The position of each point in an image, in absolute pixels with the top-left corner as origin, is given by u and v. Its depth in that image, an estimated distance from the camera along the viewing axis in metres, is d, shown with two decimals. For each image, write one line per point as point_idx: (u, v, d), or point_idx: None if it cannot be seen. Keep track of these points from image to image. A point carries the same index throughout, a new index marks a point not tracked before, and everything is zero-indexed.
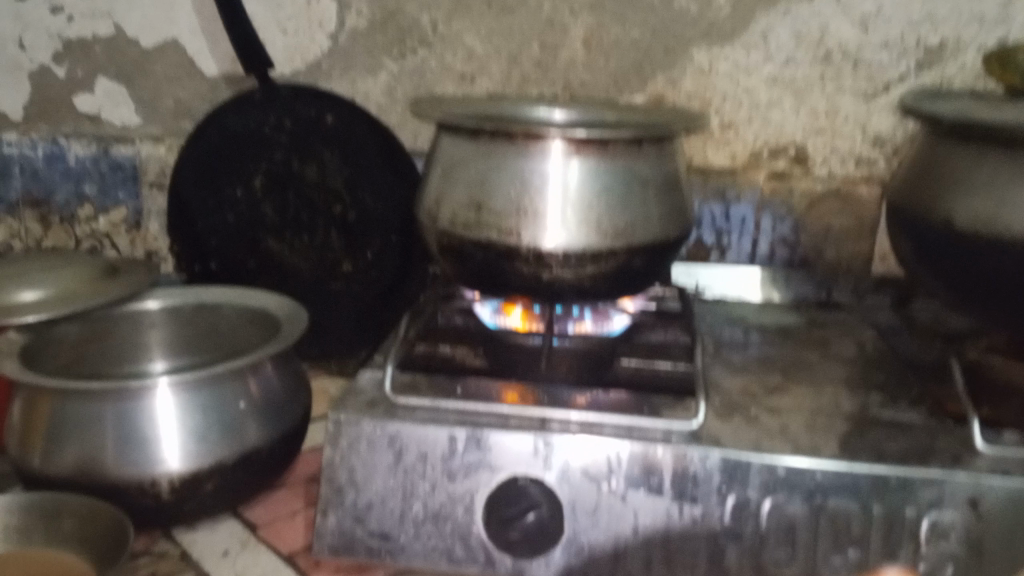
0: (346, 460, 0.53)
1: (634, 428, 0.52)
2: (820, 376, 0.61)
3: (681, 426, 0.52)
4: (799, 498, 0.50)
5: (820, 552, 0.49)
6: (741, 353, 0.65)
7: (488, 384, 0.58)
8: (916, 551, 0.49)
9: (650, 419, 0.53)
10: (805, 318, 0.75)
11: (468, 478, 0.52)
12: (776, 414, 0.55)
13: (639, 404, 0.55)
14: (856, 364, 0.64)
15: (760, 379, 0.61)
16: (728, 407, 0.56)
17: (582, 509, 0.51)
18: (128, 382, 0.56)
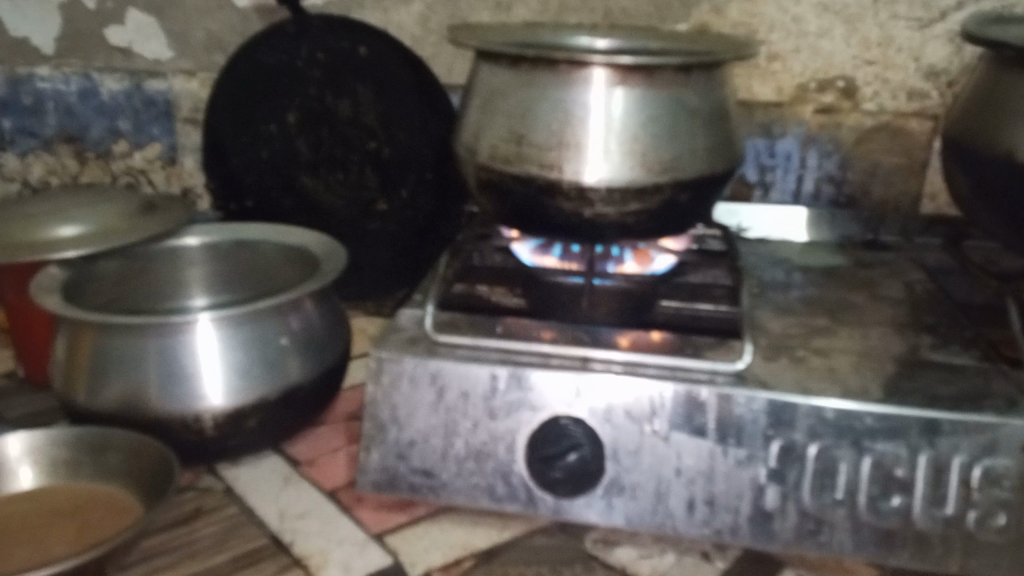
0: (388, 398, 0.53)
1: (678, 369, 0.52)
2: (868, 318, 0.60)
3: (727, 368, 0.51)
4: (846, 442, 0.49)
5: (866, 497, 0.49)
6: (785, 293, 0.64)
7: (530, 323, 0.57)
8: (966, 497, 0.48)
9: (695, 359, 0.52)
10: (852, 257, 0.73)
11: (510, 418, 0.52)
12: (823, 356, 0.54)
13: (683, 345, 0.54)
14: (905, 305, 0.62)
15: (806, 320, 0.60)
16: (773, 349, 0.55)
17: (624, 451, 0.51)
18: (170, 320, 0.56)
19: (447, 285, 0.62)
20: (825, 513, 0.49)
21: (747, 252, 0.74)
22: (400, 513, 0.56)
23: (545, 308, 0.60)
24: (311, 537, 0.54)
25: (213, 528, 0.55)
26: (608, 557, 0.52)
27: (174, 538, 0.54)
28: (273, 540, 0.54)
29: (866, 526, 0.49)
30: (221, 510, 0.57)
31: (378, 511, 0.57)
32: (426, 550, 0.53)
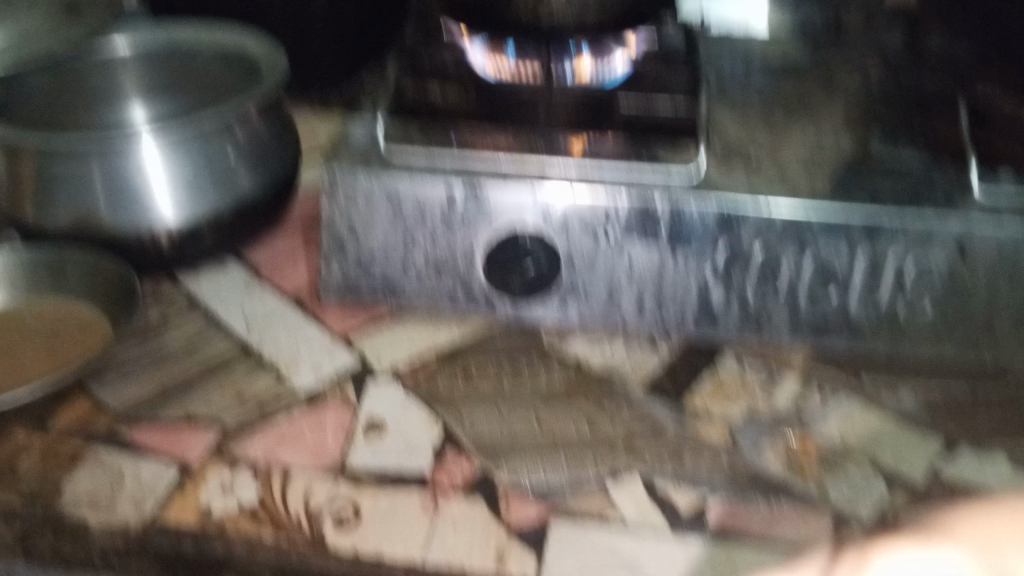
0: (345, 211, 0.53)
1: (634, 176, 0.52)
2: (822, 114, 0.60)
3: (681, 174, 0.52)
4: (791, 244, 0.51)
5: (804, 292, 0.52)
6: (742, 88, 0.63)
7: (486, 128, 0.56)
8: (899, 290, 0.51)
9: (650, 166, 0.52)
10: (811, 46, 0.72)
11: (467, 229, 0.53)
12: (775, 155, 0.55)
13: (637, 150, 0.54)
14: (861, 98, 0.62)
15: (762, 117, 0.60)
16: (728, 150, 0.55)
17: (579, 257, 0.53)
18: (111, 135, 0.54)
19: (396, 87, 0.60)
20: (765, 307, 0.52)
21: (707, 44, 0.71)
22: (361, 313, 0.58)
23: (496, 109, 0.58)
24: (279, 341, 0.56)
25: (180, 336, 0.57)
26: (561, 348, 0.54)
27: (146, 346, 0.56)
28: (240, 346, 0.56)
29: (804, 316, 0.52)
30: (187, 318, 0.59)
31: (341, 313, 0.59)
32: (391, 350, 0.55)
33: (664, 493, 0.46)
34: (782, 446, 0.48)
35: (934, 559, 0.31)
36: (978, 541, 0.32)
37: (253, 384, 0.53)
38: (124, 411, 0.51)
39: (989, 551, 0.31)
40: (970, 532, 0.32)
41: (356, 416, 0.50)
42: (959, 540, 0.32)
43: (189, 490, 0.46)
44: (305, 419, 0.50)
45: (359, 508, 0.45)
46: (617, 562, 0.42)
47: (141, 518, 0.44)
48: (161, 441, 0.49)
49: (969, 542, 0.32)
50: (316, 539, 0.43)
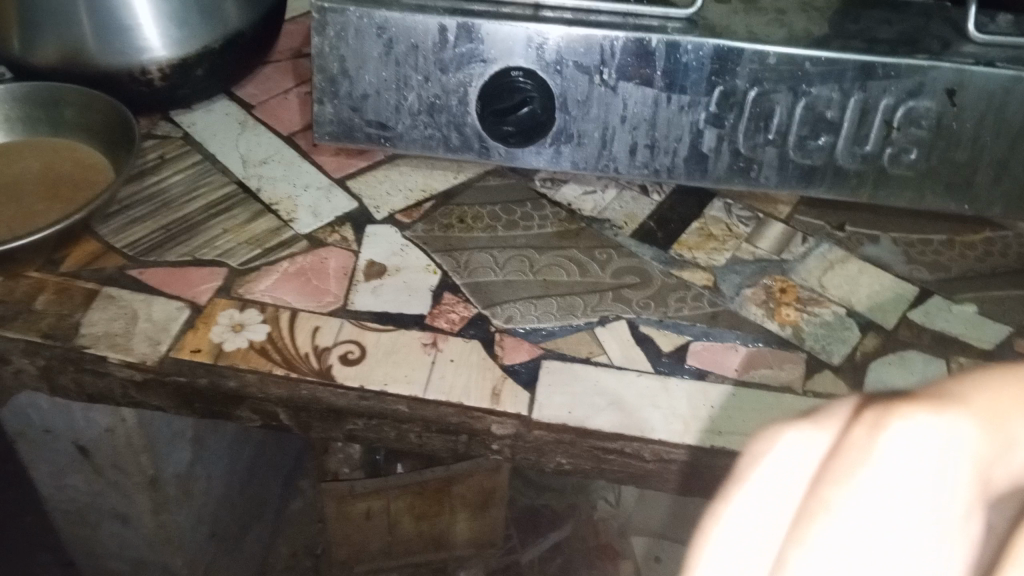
0: (336, 50, 0.52)
1: (630, 18, 0.51)
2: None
3: (678, 15, 0.51)
4: (784, 88, 0.51)
5: (795, 138, 0.52)
6: None
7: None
8: (886, 137, 0.52)
9: (647, 6, 0.51)
10: None
11: (460, 71, 0.52)
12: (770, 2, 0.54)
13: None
14: None
15: None
16: None
17: (573, 100, 0.52)
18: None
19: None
20: (757, 153, 0.53)
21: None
22: (358, 158, 0.60)
23: None
24: (277, 183, 0.58)
25: (181, 176, 0.58)
26: (554, 196, 0.57)
27: (145, 188, 0.57)
28: (239, 187, 0.57)
29: (792, 163, 0.53)
30: (184, 158, 0.59)
31: (337, 156, 0.60)
32: (389, 195, 0.57)
33: (648, 331, 0.49)
34: (762, 290, 0.51)
35: (946, 432, 0.20)
36: (996, 407, 0.20)
37: (255, 226, 0.54)
38: (131, 252, 0.52)
39: (1000, 425, 0.20)
40: (992, 397, 0.21)
41: (358, 258, 0.53)
42: (980, 408, 0.20)
43: (199, 328, 0.48)
44: (306, 258, 0.52)
45: (364, 346, 0.47)
46: (603, 399, 0.45)
47: (158, 354, 0.47)
48: (169, 280, 0.51)
49: (988, 409, 0.20)
50: (324, 368, 0.46)
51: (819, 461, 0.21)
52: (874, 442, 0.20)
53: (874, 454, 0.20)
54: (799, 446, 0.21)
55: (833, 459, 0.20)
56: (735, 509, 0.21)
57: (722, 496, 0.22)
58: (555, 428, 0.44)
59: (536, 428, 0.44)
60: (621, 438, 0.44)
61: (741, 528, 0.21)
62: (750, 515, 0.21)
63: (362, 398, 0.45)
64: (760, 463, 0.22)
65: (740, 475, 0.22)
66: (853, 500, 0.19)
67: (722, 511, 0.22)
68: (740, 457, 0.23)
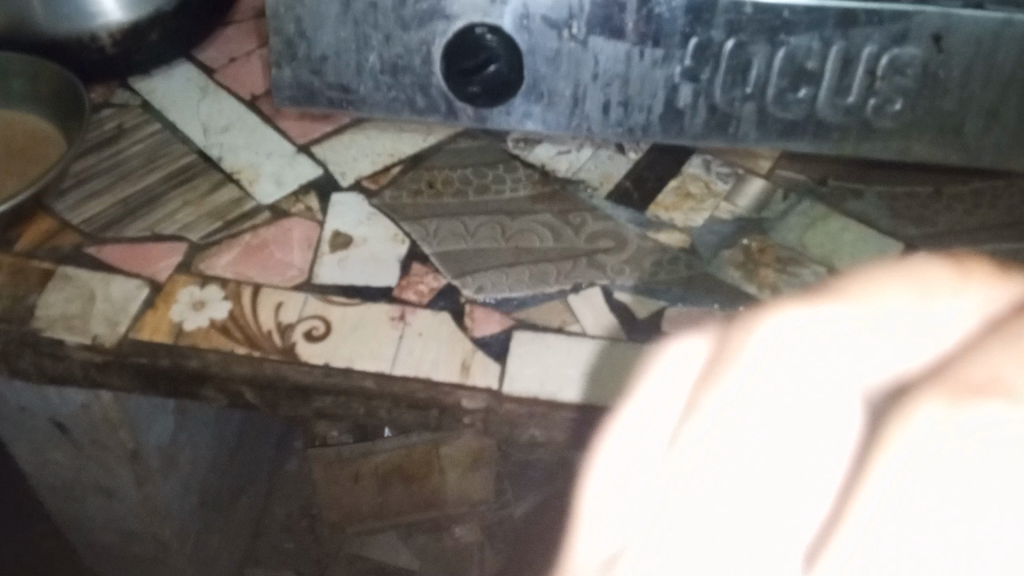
0: (292, 11, 0.50)
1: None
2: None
3: None
4: (763, 40, 0.48)
5: (775, 91, 0.50)
6: None
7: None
8: (868, 88, 0.49)
9: None
10: None
11: (423, 29, 0.49)
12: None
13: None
14: None
15: None
16: None
17: (542, 57, 0.50)
18: None
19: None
20: (734, 108, 0.51)
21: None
22: (324, 122, 0.57)
23: None
24: (239, 151, 0.55)
25: (139, 147, 0.55)
26: (528, 157, 0.55)
27: (103, 161, 0.54)
28: (200, 156, 0.55)
29: (772, 118, 0.51)
30: (144, 128, 0.57)
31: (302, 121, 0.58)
32: (355, 160, 0.55)
33: (623, 298, 0.47)
34: (740, 250, 0.49)
35: (825, 321, 0.19)
36: (883, 288, 0.19)
37: (216, 197, 0.52)
38: (88, 230, 0.50)
39: (887, 301, 0.19)
40: (882, 279, 0.19)
41: (322, 228, 0.51)
42: (865, 293, 0.19)
43: (159, 308, 0.47)
44: (269, 230, 0.50)
45: (329, 322, 0.46)
46: (576, 369, 0.44)
47: (116, 336, 0.45)
48: (129, 257, 0.49)
49: (874, 289, 0.19)
50: (288, 346, 0.45)
51: (698, 367, 0.20)
52: (748, 343, 0.19)
53: (743, 357, 0.19)
54: (684, 355, 0.21)
55: (708, 367, 0.20)
56: (617, 427, 0.21)
57: (616, 414, 0.22)
58: (527, 401, 0.43)
59: (507, 401, 0.43)
60: (594, 409, 0.43)
61: (626, 436, 0.21)
62: (633, 426, 0.21)
63: (328, 374, 0.44)
64: (645, 380, 0.21)
65: (629, 395, 0.22)
66: (723, 407, 0.19)
67: (609, 428, 0.22)
68: (638, 374, 0.22)
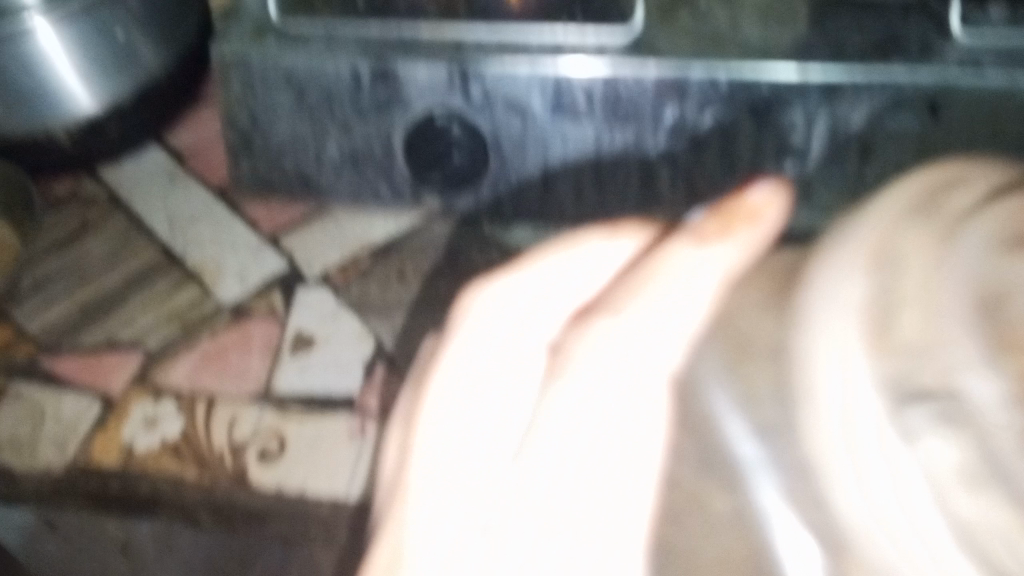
0: (244, 101, 0.47)
1: (562, 48, 0.46)
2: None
3: (618, 38, 0.46)
4: (745, 114, 0.44)
5: (764, 169, 0.45)
6: None
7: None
8: (863, 163, 0.45)
9: (579, 32, 0.46)
10: None
11: (381, 117, 0.46)
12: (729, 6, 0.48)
13: (582, 18, 0.47)
14: None
15: None
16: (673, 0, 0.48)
17: (507, 141, 0.47)
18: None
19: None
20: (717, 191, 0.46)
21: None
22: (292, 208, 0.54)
23: None
24: (202, 244, 0.52)
25: (102, 245, 0.53)
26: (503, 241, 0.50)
27: (65, 261, 0.52)
28: (163, 253, 0.52)
29: None
30: (107, 223, 0.54)
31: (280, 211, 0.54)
32: (322, 250, 0.52)
33: None
34: None
35: None
36: None
37: (176, 298, 0.50)
38: (44, 340, 0.48)
39: None
40: None
41: (283, 330, 0.48)
42: None
43: (111, 427, 0.44)
44: (228, 334, 0.48)
45: (283, 439, 0.43)
46: None
47: (65, 459, 0.43)
48: (85, 370, 0.47)
49: None
50: (240, 472, 0.43)
51: None
52: None
53: None
54: None
55: None
56: None
57: None
58: None
59: None
60: None
61: None
62: None
63: (280, 498, 0.42)
64: None
65: None
66: None
67: None
68: None
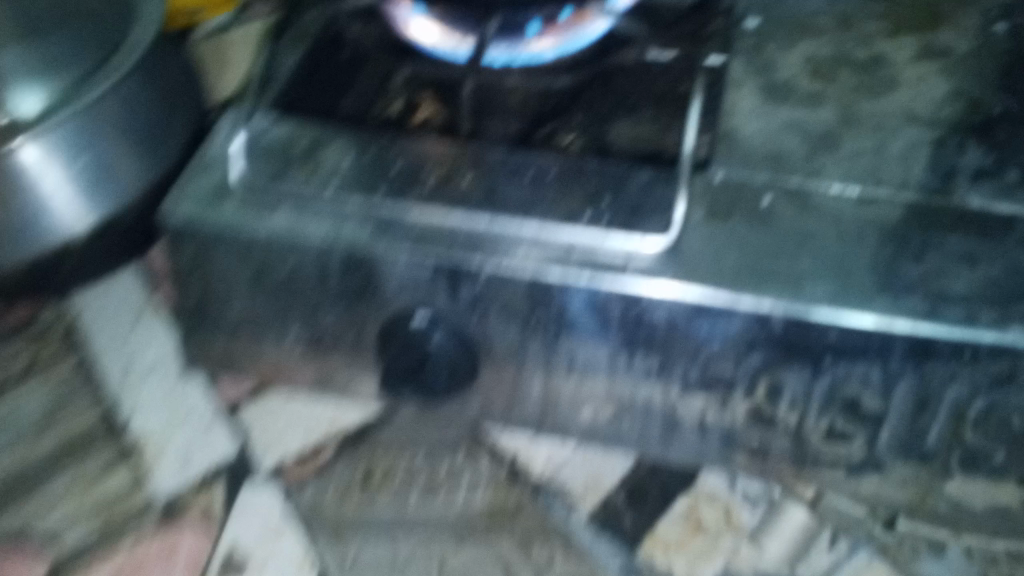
0: (199, 270, 0.41)
1: (577, 248, 0.37)
2: (889, 116, 0.40)
3: (648, 245, 0.36)
4: (801, 364, 0.35)
5: (825, 421, 0.36)
6: (786, 54, 0.44)
7: (405, 147, 0.41)
8: (954, 432, 0.35)
9: (598, 232, 0.37)
10: None
11: (357, 306, 0.39)
12: (799, 210, 0.37)
13: (612, 212, 0.38)
14: (959, 69, 0.42)
15: (803, 119, 0.41)
16: (724, 195, 0.38)
17: (502, 351, 0.39)
18: None
19: (312, 48, 0.46)
20: (763, 439, 0.38)
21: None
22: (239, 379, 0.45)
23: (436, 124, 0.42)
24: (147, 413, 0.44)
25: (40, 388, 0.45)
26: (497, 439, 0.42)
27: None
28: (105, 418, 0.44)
29: (811, 445, 0.37)
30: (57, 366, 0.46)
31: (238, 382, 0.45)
32: (283, 432, 0.43)
33: None
34: None
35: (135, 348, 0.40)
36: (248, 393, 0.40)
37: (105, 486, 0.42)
38: None
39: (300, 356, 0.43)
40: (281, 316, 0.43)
41: (218, 542, 0.40)
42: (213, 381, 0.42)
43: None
44: (157, 537, 0.40)
45: None
46: None
47: None
48: None
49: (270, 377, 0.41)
50: None
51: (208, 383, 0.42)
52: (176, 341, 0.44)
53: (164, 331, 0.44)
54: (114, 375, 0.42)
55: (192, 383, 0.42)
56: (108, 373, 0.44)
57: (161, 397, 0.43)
58: None
59: None
60: None
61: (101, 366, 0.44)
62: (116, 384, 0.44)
63: None
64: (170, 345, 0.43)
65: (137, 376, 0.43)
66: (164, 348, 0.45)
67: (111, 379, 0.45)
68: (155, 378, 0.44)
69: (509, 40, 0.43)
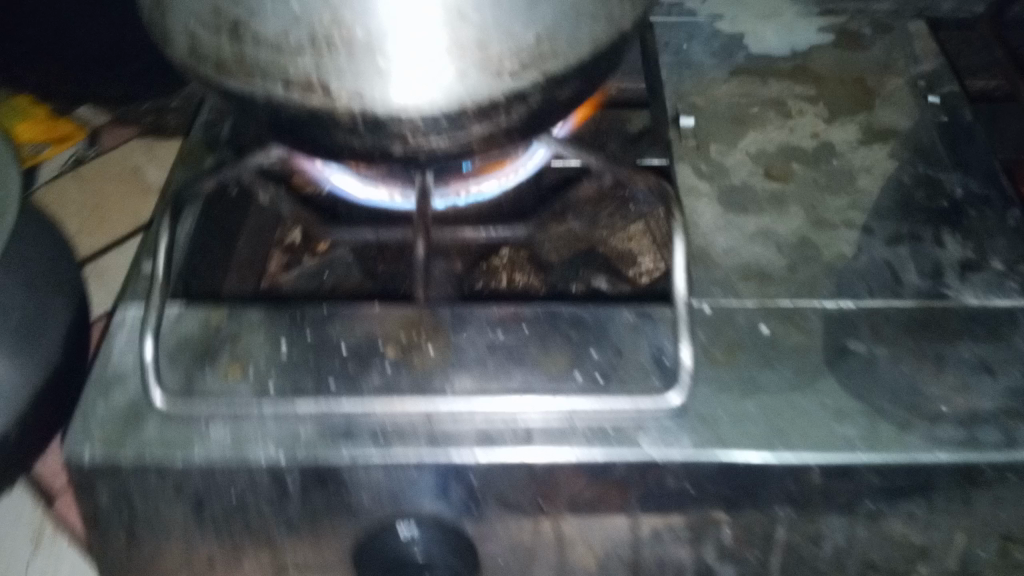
0: (126, 512, 0.34)
1: (577, 419, 0.32)
2: (857, 214, 0.39)
3: (656, 406, 0.32)
4: (837, 512, 0.32)
5: (862, 561, 0.34)
6: (733, 155, 0.42)
7: (349, 322, 0.36)
8: (996, 553, 0.33)
9: (600, 399, 0.32)
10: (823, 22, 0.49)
11: (327, 521, 0.34)
12: (798, 341, 0.34)
13: (602, 369, 0.34)
14: (909, 152, 0.41)
15: (771, 230, 0.38)
16: (716, 333, 0.35)
17: (504, 541, 0.34)
18: None
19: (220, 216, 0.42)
20: None
21: (671, 59, 0.47)
22: None
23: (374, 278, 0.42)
24: None
25: None
26: None
27: None
28: None
29: None
30: None
31: None
32: None
33: None
34: None
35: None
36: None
37: None
38: None
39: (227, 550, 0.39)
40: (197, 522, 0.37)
41: None
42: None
43: None
44: None
45: None
46: None
47: None
48: None
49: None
50: None
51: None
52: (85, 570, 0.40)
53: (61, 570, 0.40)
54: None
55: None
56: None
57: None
58: None
59: None
60: None
61: None
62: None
63: None
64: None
65: None
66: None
67: None
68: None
69: (445, 181, 0.38)
